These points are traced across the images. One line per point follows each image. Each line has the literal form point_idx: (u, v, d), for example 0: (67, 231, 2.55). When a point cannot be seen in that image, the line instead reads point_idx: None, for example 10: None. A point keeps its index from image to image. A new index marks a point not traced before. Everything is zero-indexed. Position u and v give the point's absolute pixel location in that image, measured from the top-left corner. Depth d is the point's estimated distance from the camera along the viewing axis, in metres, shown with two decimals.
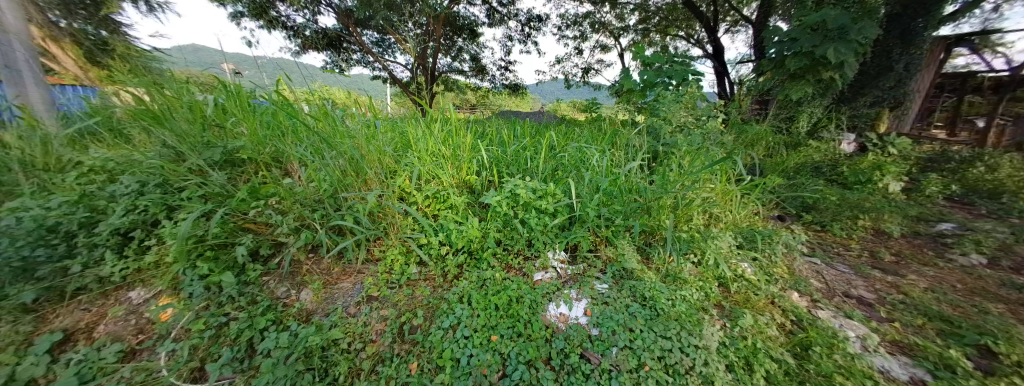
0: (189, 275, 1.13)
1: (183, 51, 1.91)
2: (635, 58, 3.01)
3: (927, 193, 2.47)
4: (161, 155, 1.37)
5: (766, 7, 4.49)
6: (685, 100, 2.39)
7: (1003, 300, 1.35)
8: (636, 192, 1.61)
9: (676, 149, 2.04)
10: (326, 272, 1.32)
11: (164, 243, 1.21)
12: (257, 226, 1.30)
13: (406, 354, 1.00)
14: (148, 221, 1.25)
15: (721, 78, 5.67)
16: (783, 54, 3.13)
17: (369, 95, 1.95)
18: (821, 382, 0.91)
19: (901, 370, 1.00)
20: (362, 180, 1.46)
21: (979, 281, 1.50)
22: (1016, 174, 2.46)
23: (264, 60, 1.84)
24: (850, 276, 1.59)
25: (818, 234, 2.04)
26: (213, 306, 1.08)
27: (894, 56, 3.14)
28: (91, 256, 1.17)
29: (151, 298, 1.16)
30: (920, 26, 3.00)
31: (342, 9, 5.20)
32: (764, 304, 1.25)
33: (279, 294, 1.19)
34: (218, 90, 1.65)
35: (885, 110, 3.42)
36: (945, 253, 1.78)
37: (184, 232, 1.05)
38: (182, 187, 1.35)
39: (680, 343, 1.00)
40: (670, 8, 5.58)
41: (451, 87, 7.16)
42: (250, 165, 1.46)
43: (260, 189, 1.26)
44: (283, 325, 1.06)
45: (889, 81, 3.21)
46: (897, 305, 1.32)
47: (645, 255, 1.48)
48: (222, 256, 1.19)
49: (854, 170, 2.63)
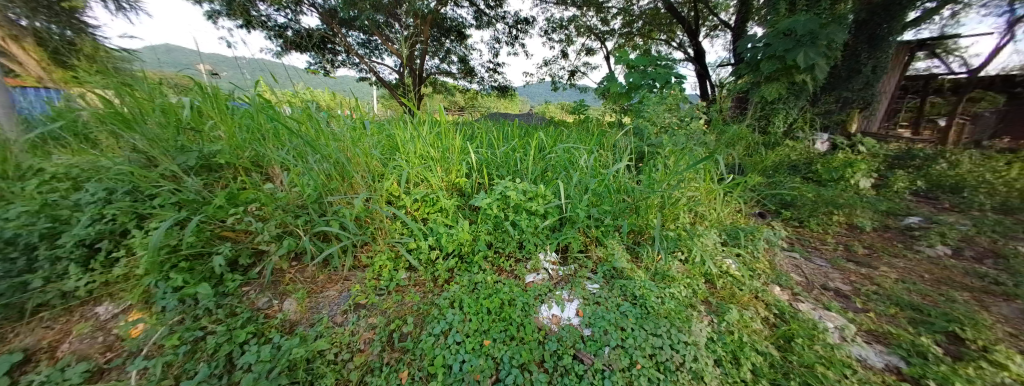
0: (162, 288, 1.06)
1: (155, 51, 1.81)
2: (619, 61, 3.07)
3: (896, 189, 2.61)
4: (131, 161, 1.30)
5: (744, 13, 4.65)
6: (669, 101, 2.46)
7: (968, 288, 1.44)
8: (624, 192, 1.64)
9: (660, 149, 2.08)
10: (310, 281, 1.28)
11: (133, 255, 1.14)
12: (235, 234, 1.25)
13: (396, 363, 0.97)
14: (117, 231, 1.18)
15: (703, 81, 5.86)
16: (758, 59, 3.25)
17: (355, 96, 1.92)
18: (803, 373, 0.94)
19: (877, 358, 1.05)
20: (348, 184, 1.42)
21: (946, 271, 1.59)
22: (976, 169, 2.63)
23: (244, 61, 1.75)
24: (827, 269, 1.65)
25: (795, 230, 2.11)
26: (188, 319, 1.02)
27: (862, 60, 3.32)
28: (54, 270, 1.08)
29: (120, 313, 1.09)
30: (885, 32, 3.18)
31: (326, 10, 5.17)
32: (748, 299, 1.29)
33: (259, 305, 1.15)
34: (194, 92, 1.60)
35: (855, 110, 3.62)
36: (914, 245, 1.87)
37: (155, 241, 1.00)
38: (154, 195, 1.28)
39: (670, 340, 1.01)
40: (652, 12, 5.70)
41: (439, 88, 7.20)
42: (228, 170, 1.41)
43: (239, 194, 1.22)
44: (265, 337, 1.01)
45: (857, 84, 3.40)
46: (871, 295, 1.38)
47: (634, 254, 1.50)
48: (197, 267, 1.13)
49: (828, 167, 2.76)
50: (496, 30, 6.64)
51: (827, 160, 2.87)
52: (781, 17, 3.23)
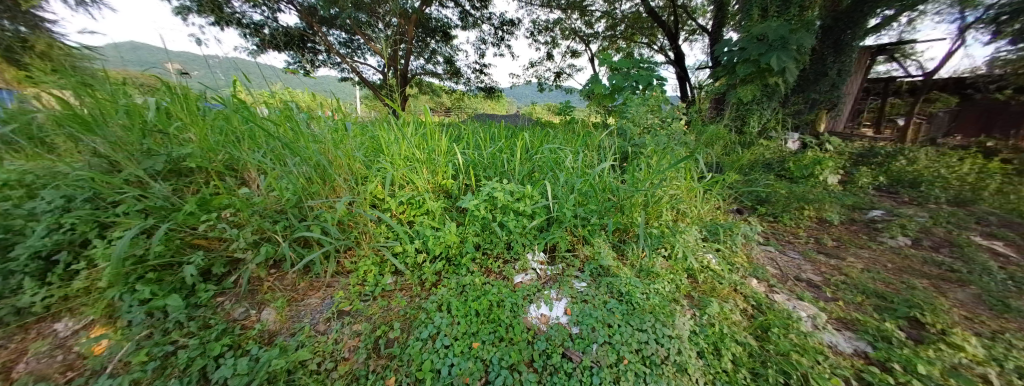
0: (127, 301, 0.99)
1: (119, 49, 1.70)
2: (603, 63, 3.13)
3: (860, 184, 2.78)
4: (91, 166, 1.21)
5: (720, 18, 4.84)
6: (651, 103, 2.52)
7: (926, 276, 1.55)
8: (610, 191, 1.67)
9: (643, 149, 2.14)
10: (290, 289, 1.24)
11: (96, 266, 1.06)
12: (208, 241, 1.18)
13: (383, 369, 0.95)
14: (76, 242, 1.09)
15: (683, 83, 6.05)
16: (734, 62, 3.39)
17: (336, 97, 1.86)
18: (780, 361, 0.98)
19: (846, 343, 1.11)
20: (330, 188, 1.38)
21: (906, 260, 1.70)
22: (931, 165, 2.83)
23: (216, 60, 1.67)
24: (800, 261, 1.73)
25: (770, 225, 2.21)
26: (157, 333, 0.96)
27: (828, 63, 3.52)
28: (6, 285, 1.00)
29: (82, 329, 1.01)
30: (848, 37, 3.38)
31: (305, 9, 5.03)
32: (727, 292, 1.33)
33: (236, 316, 1.10)
34: (161, 92, 1.50)
35: (823, 111, 3.83)
36: (878, 236, 1.99)
37: (119, 252, 0.94)
38: (118, 201, 1.19)
39: (655, 335, 1.03)
40: (633, 16, 5.85)
41: (425, 89, 7.11)
42: (200, 174, 1.34)
43: (212, 200, 1.16)
44: (242, 350, 0.97)
45: (824, 86, 3.60)
46: (840, 285, 1.46)
47: (620, 251, 1.53)
48: (167, 277, 1.06)
49: (799, 165, 2.91)
50: (482, 31, 6.63)
51: (798, 158, 3.02)
52: (754, 23, 3.38)
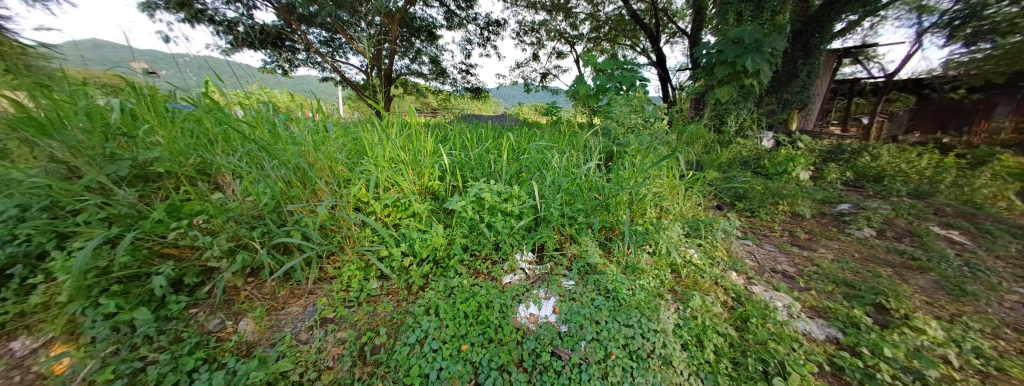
0: (90, 316, 0.93)
1: (77, 46, 1.59)
2: (587, 64, 3.17)
3: (829, 180, 2.94)
4: (48, 172, 1.12)
5: (699, 21, 5.00)
6: (635, 103, 2.58)
7: (890, 264, 1.65)
8: (595, 190, 1.70)
9: (627, 148, 2.18)
10: (270, 297, 1.19)
11: (54, 280, 0.99)
12: (179, 250, 1.12)
13: (369, 376, 0.92)
14: (32, 254, 1.01)
15: (665, 84, 6.22)
16: (712, 64, 3.52)
17: (316, 98, 1.81)
18: (759, 350, 1.02)
19: (819, 331, 1.17)
20: (311, 191, 1.34)
21: (872, 250, 1.81)
22: (892, 161, 3.02)
23: (186, 58, 1.60)
24: (776, 253, 1.81)
25: (748, 219, 2.30)
26: (124, 349, 0.90)
27: (799, 65, 3.70)
28: None
29: (39, 347, 0.94)
30: (817, 41, 3.57)
31: (282, 6, 4.86)
32: (709, 285, 1.38)
33: (210, 328, 1.05)
34: (126, 93, 1.42)
35: (795, 110, 4.02)
36: (846, 228, 2.11)
37: (80, 263, 0.88)
38: (79, 209, 1.12)
39: (641, 329, 1.05)
40: (616, 19, 5.96)
41: (410, 89, 7.00)
42: (169, 179, 1.27)
43: (182, 206, 1.10)
44: (217, 363, 0.92)
45: (796, 87, 3.78)
46: (812, 276, 1.54)
47: (606, 249, 1.56)
48: (134, 289, 1.00)
49: (774, 162, 3.05)
50: (468, 31, 6.60)
51: (773, 155, 3.16)
52: (730, 26, 3.52)
